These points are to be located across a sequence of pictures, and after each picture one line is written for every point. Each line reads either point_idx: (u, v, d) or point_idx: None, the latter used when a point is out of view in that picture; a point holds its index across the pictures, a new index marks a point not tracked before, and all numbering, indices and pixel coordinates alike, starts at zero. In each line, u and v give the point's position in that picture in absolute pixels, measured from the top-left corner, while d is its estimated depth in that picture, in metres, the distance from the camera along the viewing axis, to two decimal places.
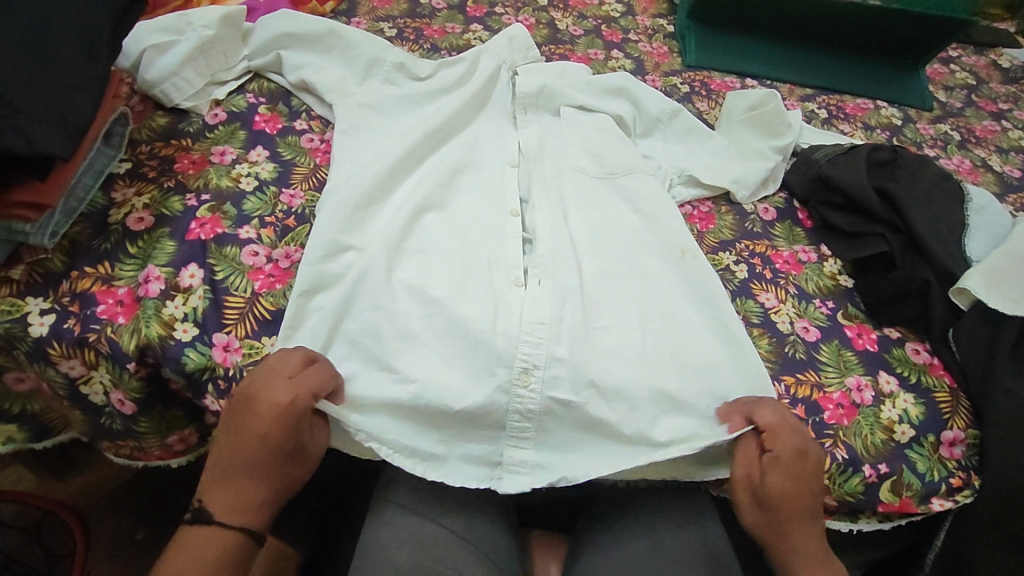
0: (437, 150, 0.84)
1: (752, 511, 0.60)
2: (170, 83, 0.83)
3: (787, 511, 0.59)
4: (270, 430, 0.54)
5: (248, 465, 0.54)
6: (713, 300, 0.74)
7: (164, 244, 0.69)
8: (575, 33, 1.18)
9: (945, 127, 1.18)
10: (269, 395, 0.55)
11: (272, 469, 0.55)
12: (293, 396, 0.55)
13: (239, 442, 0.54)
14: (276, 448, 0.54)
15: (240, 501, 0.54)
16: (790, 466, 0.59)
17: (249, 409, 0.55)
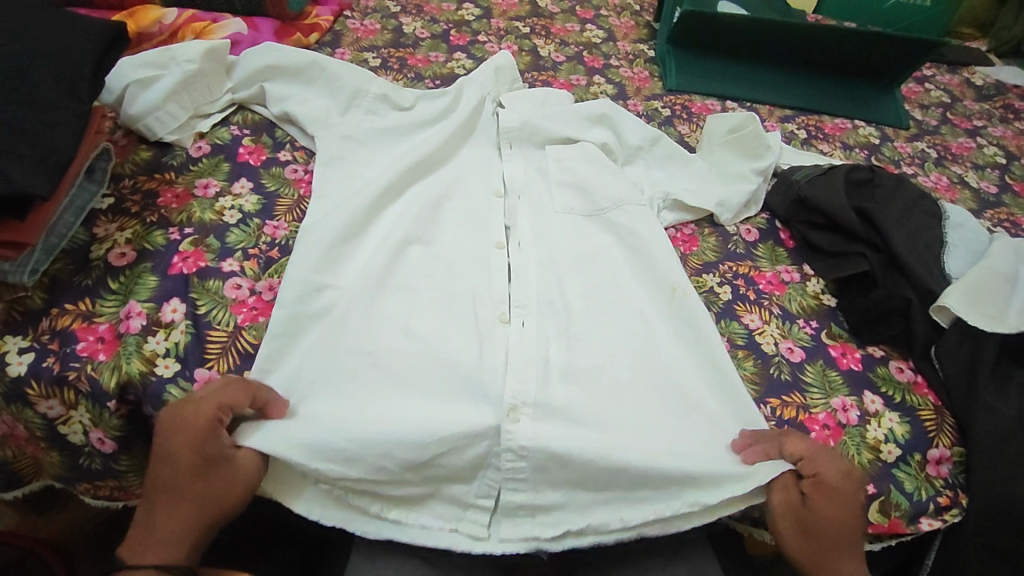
0: (420, 180, 0.85)
1: (799, 539, 0.60)
2: (154, 117, 0.83)
3: (833, 538, 0.60)
4: (186, 448, 0.56)
5: (165, 488, 0.56)
6: (710, 341, 0.73)
7: (147, 278, 0.69)
8: (557, 60, 1.20)
9: (921, 145, 1.20)
10: (188, 411, 0.57)
11: (190, 488, 0.56)
12: (207, 413, 0.57)
13: (157, 466, 0.57)
14: (186, 466, 0.56)
15: (164, 526, 0.55)
16: (837, 493, 0.60)
17: (166, 429, 0.57)
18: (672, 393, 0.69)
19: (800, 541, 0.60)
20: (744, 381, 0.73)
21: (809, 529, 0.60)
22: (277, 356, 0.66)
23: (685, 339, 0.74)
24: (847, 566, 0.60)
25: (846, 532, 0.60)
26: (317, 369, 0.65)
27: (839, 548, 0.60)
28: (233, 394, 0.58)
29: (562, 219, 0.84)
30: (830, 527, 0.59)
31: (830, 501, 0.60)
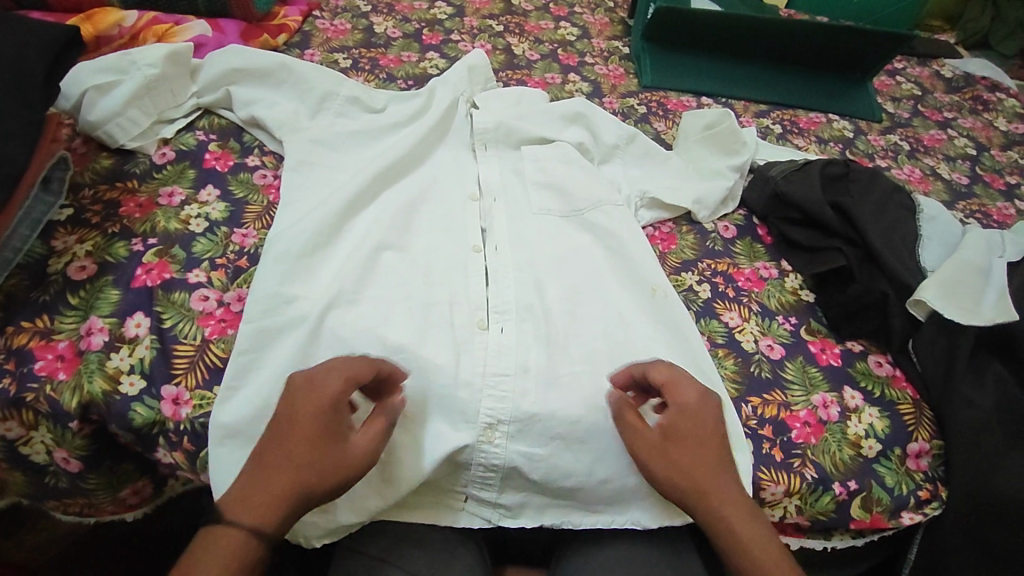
0: (393, 184, 0.83)
1: (663, 471, 0.59)
2: (114, 123, 0.80)
3: (705, 472, 0.59)
4: (303, 425, 0.53)
5: (258, 459, 0.53)
6: (686, 341, 0.74)
7: (108, 292, 0.66)
8: (532, 58, 1.19)
9: (894, 138, 1.21)
10: (294, 392, 0.55)
11: (303, 470, 0.52)
12: (336, 392, 0.55)
13: (272, 433, 0.53)
14: (305, 426, 0.53)
15: (278, 486, 0.51)
16: (684, 425, 0.61)
17: (314, 383, 0.55)
18: (654, 397, 0.69)
19: (678, 483, 0.59)
20: (725, 379, 0.73)
21: (672, 449, 0.60)
22: (245, 370, 0.63)
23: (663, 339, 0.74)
24: (730, 512, 0.58)
25: (702, 452, 0.60)
26: (292, 385, 0.63)
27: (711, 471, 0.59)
28: (361, 371, 0.57)
29: (538, 222, 0.83)
30: (715, 475, 0.59)
31: (675, 429, 0.61)
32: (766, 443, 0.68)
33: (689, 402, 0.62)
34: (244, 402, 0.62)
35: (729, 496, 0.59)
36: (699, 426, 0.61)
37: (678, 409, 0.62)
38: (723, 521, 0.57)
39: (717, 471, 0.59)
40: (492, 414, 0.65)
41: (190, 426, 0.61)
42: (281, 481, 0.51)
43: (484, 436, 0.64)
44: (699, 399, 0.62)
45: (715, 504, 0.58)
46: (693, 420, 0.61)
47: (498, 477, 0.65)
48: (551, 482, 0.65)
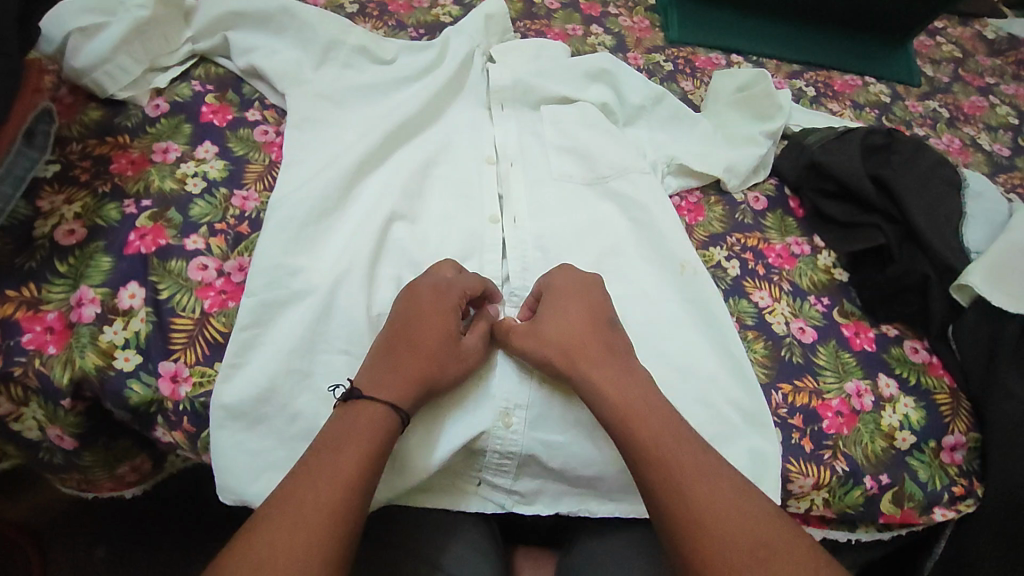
0: (403, 145, 0.77)
1: (586, 381, 0.58)
2: (102, 71, 0.73)
3: (643, 410, 0.55)
4: (441, 329, 0.59)
5: (411, 341, 0.58)
6: (713, 322, 0.70)
7: (99, 260, 0.62)
8: (551, 7, 1.10)
9: (933, 104, 1.14)
10: (443, 292, 0.61)
11: (448, 367, 0.58)
12: (461, 293, 0.62)
13: (304, 481, 0.49)
14: (441, 329, 0.59)
15: (412, 376, 0.56)
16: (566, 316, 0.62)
17: (348, 427, 0.52)
18: (679, 382, 0.66)
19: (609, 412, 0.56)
20: (755, 365, 0.69)
21: (563, 329, 0.61)
22: (246, 349, 0.59)
23: (690, 320, 0.70)
24: (656, 423, 0.54)
25: (585, 320, 0.61)
26: (300, 364, 0.60)
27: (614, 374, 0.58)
28: (479, 284, 0.64)
29: (560, 189, 0.77)
30: (654, 421, 0.55)
31: (560, 309, 0.62)
32: (795, 433, 0.65)
33: (567, 280, 0.65)
34: (248, 384, 0.58)
35: (670, 442, 0.53)
36: (584, 318, 0.62)
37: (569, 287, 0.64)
38: (655, 459, 0.52)
39: (624, 370, 0.58)
40: (507, 398, 0.62)
41: (190, 405, 0.58)
42: (436, 376, 0.57)
43: (502, 420, 0.61)
44: (581, 280, 0.65)
45: (654, 444, 0.53)
46: (583, 292, 0.64)
47: (514, 464, 0.62)
48: (570, 469, 0.61)
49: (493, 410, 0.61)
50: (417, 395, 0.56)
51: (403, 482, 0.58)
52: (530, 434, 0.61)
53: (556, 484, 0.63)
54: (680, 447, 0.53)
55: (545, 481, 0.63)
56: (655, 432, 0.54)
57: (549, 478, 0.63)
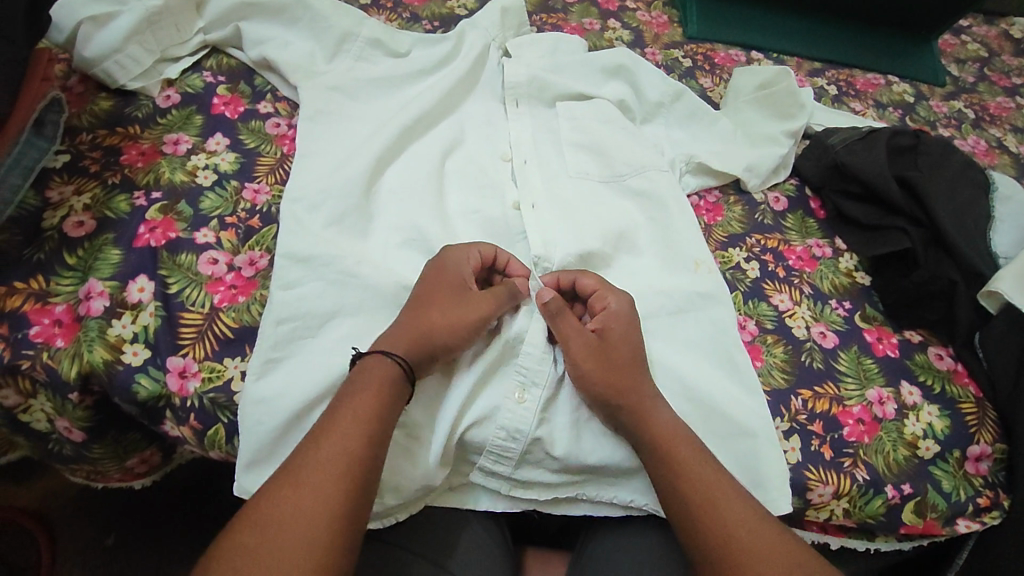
0: (418, 140, 0.76)
1: (628, 416, 0.57)
2: (113, 60, 0.73)
3: (683, 450, 0.55)
4: (446, 288, 0.59)
5: (415, 299, 0.58)
6: (730, 324, 0.68)
7: (108, 252, 0.61)
8: (568, 0, 1.08)
9: (958, 104, 1.11)
10: (448, 259, 0.61)
11: (447, 316, 0.57)
12: (466, 260, 0.61)
13: (263, 530, 0.43)
14: (446, 285, 0.59)
15: (409, 324, 0.56)
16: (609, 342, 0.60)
17: (302, 459, 0.47)
18: (699, 384, 0.64)
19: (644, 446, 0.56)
20: (774, 370, 0.67)
21: (609, 373, 0.58)
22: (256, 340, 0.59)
23: (708, 321, 0.68)
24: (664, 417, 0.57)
25: (631, 357, 0.60)
26: (307, 359, 0.58)
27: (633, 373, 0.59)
28: (490, 253, 0.64)
29: (576, 186, 0.75)
30: (688, 454, 0.54)
31: (608, 350, 0.59)
32: (815, 440, 0.63)
33: (613, 307, 0.62)
34: (256, 379, 0.56)
35: (707, 477, 0.53)
36: (628, 351, 0.60)
37: (609, 312, 0.61)
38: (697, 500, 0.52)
39: (659, 404, 0.58)
40: (525, 372, 0.60)
41: (198, 402, 0.57)
42: (439, 328, 0.56)
43: (515, 395, 0.60)
44: (620, 309, 0.62)
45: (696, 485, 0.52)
46: (624, 324, 0.61)
47: (519, 449, 0.59)
48: (579, 461, 0.59)
49: (510, 384, 0.60)
50: (412, 343, 0.55)
51: (410, 468, 0.56)
52: (540, 414, 0.59)
53: (557, 474, 0.61)
54: (720, 484, 0.53)
55: (546, 470, 0.60)
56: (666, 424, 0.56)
57: (552, 468, 0.60)
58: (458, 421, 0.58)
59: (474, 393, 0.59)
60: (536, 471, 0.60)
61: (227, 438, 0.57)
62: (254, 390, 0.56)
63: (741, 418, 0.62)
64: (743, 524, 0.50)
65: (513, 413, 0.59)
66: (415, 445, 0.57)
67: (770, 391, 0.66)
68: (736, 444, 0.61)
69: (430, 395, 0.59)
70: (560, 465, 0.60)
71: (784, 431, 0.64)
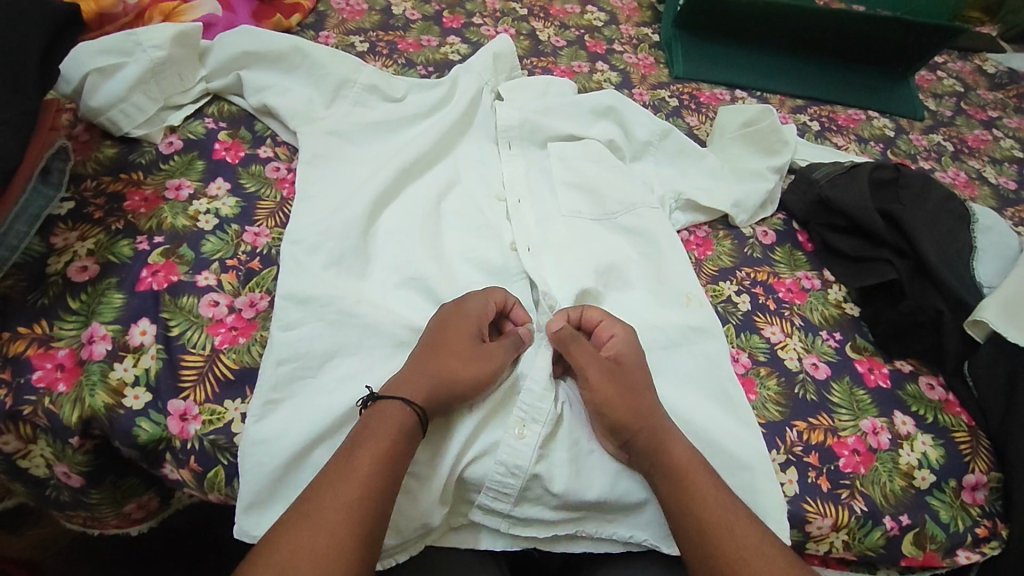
0: (415, 181, 0.78)
1: (645, 444, 0.57)
2: (118, 110, 0.75)
3: (697, 480, 0.55)
4: (467, 334, 0.60)
5: (433, 344, 0.59)
6: (722, 357, 0.69)
7: (111, 296, 0.62)
8: (557, 44, 1.12)
9: (937, 138, 1.15)
10: (468, 305, 0.62)
11: (468, 365, 0.58)
12: (484, 305, 0.63)
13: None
14: (465, 335, 0.60)
15: (430, 375, 0.57)
16: (626, 372, 0.61)
17: (317, 501, 0.48)
18: (694, 418, 0.64)
19: (662, 473, 0.56)
20: (768, 402, 0.68)
21: (628, 396, 0.59)
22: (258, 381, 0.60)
23: (702, 354, 0.69)
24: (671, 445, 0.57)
25: (643, 386, 0.61)
26: (307, 400, 0.59)
27: (649, 402, 0.60)
28: (504, 298, 0.65)
29: (569, 224, 0.77)
30: (699, 483, 0.55)
31: (627, 380, 0.60)
32: (812, 471, 0.64)
33: (620, 336, 0.64)
34: (256, 422, 0.57)
35: (718, 507, 0.53)
36: (642, 383, 0.61)
37: (616, 342, 0.63)
38: (706, 526, 0.52)
39: (670, 434, 0.58)
40: (525, 409, 0.61)
41: (198, 444, 0.57)
42: (459, 377, 0.58)
43: (515, 432, 0.60)
44: (626, 340, 0.63)
45: (706, 511, 0.53)
46: (631, 354, 0.63)
47: (518, 486, 0.59)
48: (578, 498, 0.60)
49: (510, 420, 0.61)
50: (433, 392, 0.56)
51: (409, 507, 0.56)
52: (539, 450, 0.60)
53: (556, 511, 0.61)
54: (728, 511, 0.53)
55: (546, 507, 0.60)
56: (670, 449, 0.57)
57: (551, 505, 0.60)
58: (456, 460, 0.58)
59: (474, 430, 0.60)
60: (536, 508, 0.60)
61: (227, 480, 0.58)
62: (253, 431, 0.56)
63: (737, 450, 0.63)
64: (753, 550, 0.51)
65: (511, 451, 0.59)
66: (416, 484, 0.57)
67: (765, 423, 0.66)
68: (733, 477, 0.62)
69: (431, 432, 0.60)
70: (559, 502, 0.60)
71: (780, 463, 0.64)
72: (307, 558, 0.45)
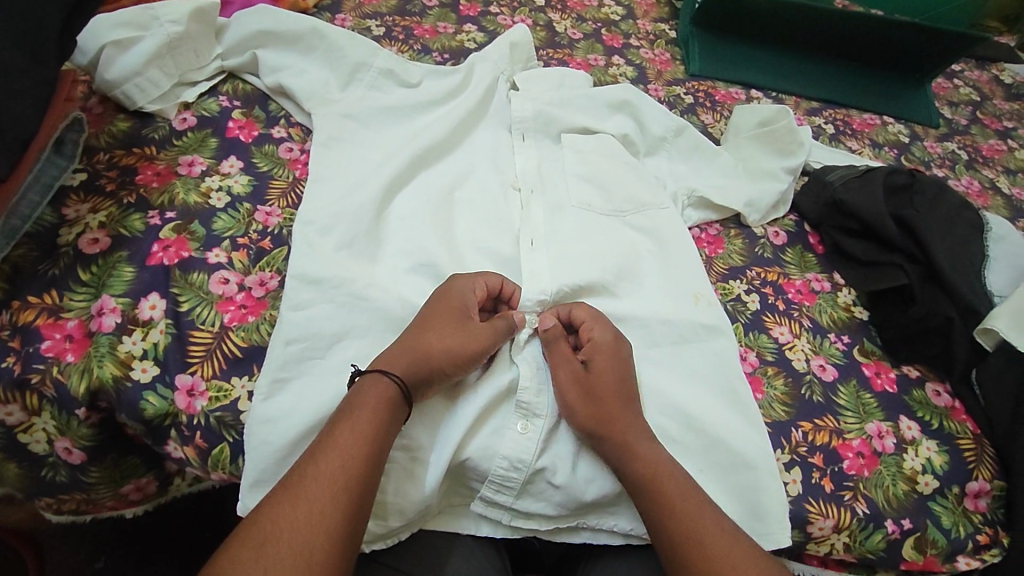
0: (428, 168, 0.78)
1: (613, 447, 0.58)
2: (133, 83, 0.75)
3: (677, 492, 0.55)
4: (450, 310, 0.61)
5: (418, 323, 0.59)
6: (731, 355, 0.69)
7: (122, 270, 0.62)
8: (574, 37, 1.12)
9: (952, 146, 1.14)
10: (455, 284, 0.63)
11: (447, 341, 0.58)
12: (474, 284, 0.63)
13: (257, 552, 0.43)
14: (448, 313, 0.60)
15: (407, 350, 0.57)
16: (601, 374, 0.61)
17: (303, 475, 0.48)
18: (700, 416, 0.64)
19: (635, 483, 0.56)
20: (775, 402, 0.68)
21: (589, 404, 0.59)
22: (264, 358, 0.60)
23: (713, 355, 0.69)
24: (645, 447, 0.57)
25: (615, 388, 0.60)
26: (316, 380, 0.59)
27: (622, 406, 0.60)
28: (495, 284, 0.66)
29: (580, 216, 0.76)
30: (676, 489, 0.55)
31: (592, 384, 0.60)
32: (816, 472, 0.64)
33: (598, 338, 0.63)
34: (261, 403, 0.57)
35: (692, 506, 0.54)
36: (614, 386, 0.60)
37: (594, 343, 0.63)
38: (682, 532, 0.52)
39: (644, 437, 0.58)
40: (527, 403, 0.61)
41: (204, 420, 0.57)
42: (436, 347, 0.58)
43: (518, 425, 0.60)
44: (612, 337, 0.63)
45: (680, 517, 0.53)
46: (609, 355, 0.62)
47: (520, 479, 0.59)
48: (578, 493, 0.59)
49: (513, 413, 0.61)
50: (411, 363, 0.56)
51: (413, 492, 0.56)
52: (542, 445, 0.60)
53: (557, 507, 0.60)
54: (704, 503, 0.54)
55: (548, 502, 0.60)
56: (642, 452, 0.57)
57: (553, 500, 0.60)
58: (459, 448, 0.58)
59: (477, 420, 0.60)
60: (537, 504, 0.60)
61: (231, 458, 0.58)
62: (260, 409, 0.56)
63: (742, 448, 0.63)
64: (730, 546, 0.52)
65: (515, 446, 0.59)
66: (419, 468, 0.57)
67: (771, 423, 0.66)
68: (737, 475, 0.62)
69: (436, 420, 0.60)
70: (561, 496, 0.59)
71: (785, 462, 0.64)
72: (287, 531, 0.45)
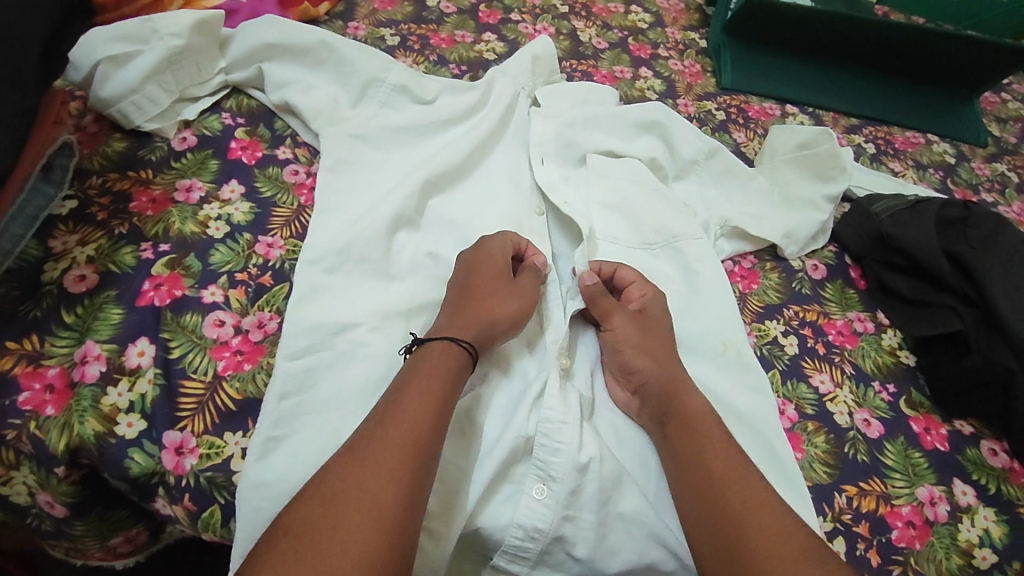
0: (442, 195, 0.72)
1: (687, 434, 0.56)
2: (130, 101, 0.70)
3: (784, 547, 0.47)
4: (486, 274, 0.62)
5: (457, 295, 0.60)
6: (769, 412, 0.63)
7: (109, 311, 0.57)
8: (599, 47, 1.05)
9: (1002, 167, 1.07)
10: (476, 254, 0.64)
11: (492, 302, 0.59)
12: (492, 250, 0.64)
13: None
14: (481, 280, 0.61)
15: (458, 319, 0.58)
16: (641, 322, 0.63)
17: (310, 526, 0.43)
18: None
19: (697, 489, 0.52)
20: (816, 462, 0.62)
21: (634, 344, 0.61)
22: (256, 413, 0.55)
23: (749, 408, 0.63)
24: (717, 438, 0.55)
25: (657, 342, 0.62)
26: (313, 439, 0.53)
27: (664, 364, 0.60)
28: (513, 244, 0.66)
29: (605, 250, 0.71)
30: (746, 500, 0.51)
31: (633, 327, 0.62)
32: (861, 543, 0.58)
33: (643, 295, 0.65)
34: (257, 467, 0.52)
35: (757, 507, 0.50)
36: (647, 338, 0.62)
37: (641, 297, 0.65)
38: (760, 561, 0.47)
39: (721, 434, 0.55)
40: (544, 463, 0.55)
41: (194, 480, 0.52)
42: (474, 311, 0.58)
43: (534, 488, 0.54)
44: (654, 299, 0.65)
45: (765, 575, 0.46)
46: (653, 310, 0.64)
47: (537, 550, 0.54)
48: (598, 564, 0.54)
49: (528, 475, 0.55)
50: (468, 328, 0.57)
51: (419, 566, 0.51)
52: (561, 512, 0.54)
53: None
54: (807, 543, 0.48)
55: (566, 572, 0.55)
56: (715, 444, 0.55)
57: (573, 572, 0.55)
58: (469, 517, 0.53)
59: (491, 484, 0.55)
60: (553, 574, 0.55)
61: (223, 520, 0.53)
62: (252, 471, 0.51)
63: None
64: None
65: (530, 513, 0.54)
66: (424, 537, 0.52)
67: (812, 487, 0.60)
68: None
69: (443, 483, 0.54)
70: (581, 569, 0.54)
71: (827, 532, 0.58)
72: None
